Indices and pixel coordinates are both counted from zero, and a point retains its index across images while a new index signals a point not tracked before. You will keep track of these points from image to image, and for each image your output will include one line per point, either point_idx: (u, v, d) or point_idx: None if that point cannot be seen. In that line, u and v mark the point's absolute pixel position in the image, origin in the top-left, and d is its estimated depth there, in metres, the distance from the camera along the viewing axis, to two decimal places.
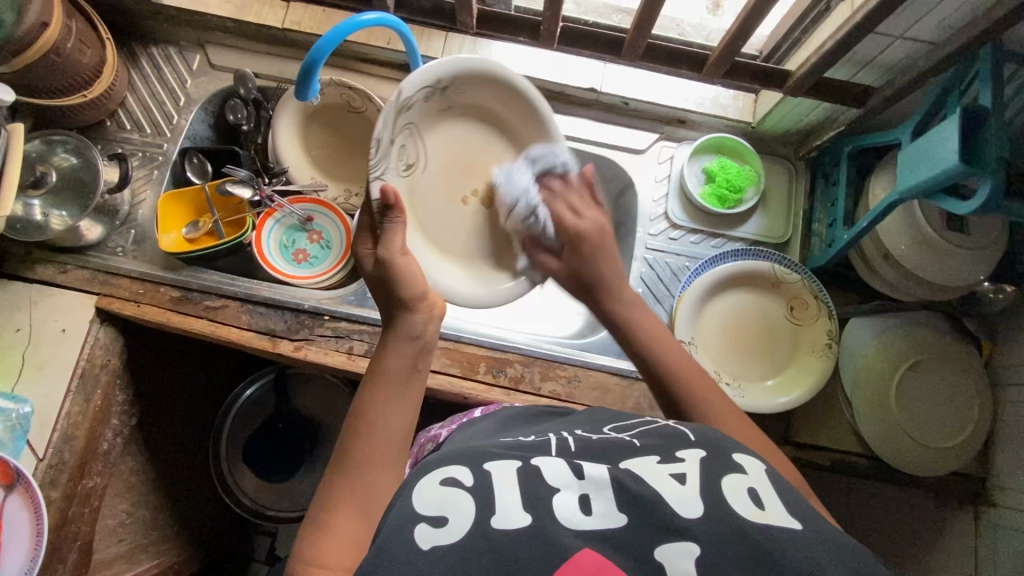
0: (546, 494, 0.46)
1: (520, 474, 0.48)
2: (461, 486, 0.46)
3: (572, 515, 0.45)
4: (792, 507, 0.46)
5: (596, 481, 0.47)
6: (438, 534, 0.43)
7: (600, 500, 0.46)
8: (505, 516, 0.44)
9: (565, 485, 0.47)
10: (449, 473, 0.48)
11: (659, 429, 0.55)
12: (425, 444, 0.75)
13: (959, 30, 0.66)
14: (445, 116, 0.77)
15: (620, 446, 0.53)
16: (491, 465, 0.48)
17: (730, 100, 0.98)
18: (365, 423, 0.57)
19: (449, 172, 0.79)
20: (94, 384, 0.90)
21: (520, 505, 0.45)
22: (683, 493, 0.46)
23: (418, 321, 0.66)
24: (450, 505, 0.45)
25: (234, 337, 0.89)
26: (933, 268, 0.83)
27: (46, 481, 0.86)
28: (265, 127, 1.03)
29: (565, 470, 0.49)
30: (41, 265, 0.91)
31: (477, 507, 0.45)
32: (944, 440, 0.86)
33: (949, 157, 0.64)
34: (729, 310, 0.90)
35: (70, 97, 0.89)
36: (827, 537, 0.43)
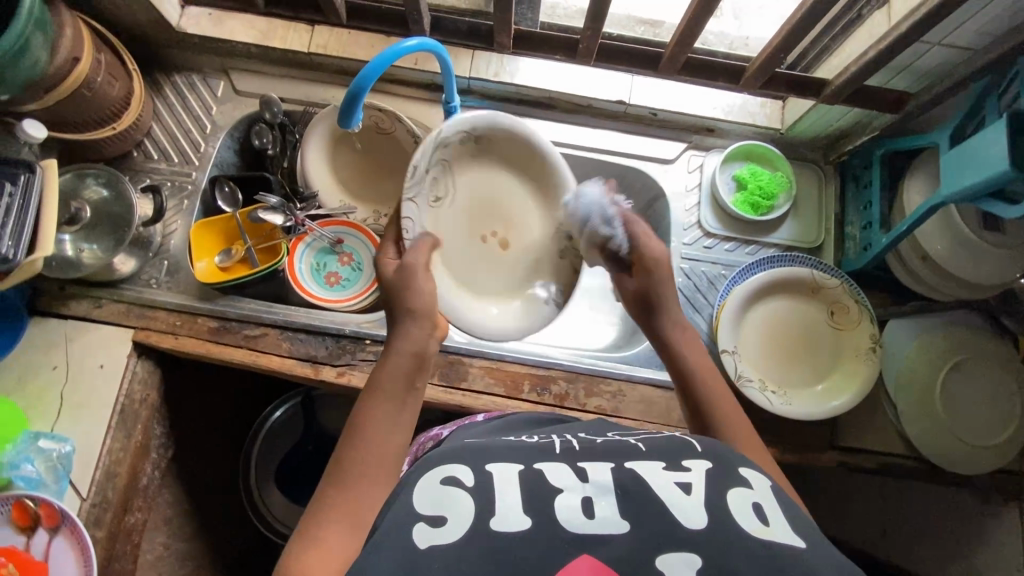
0: (548, 496, 0.45)
1: (522, 476, 0.47)
2: (459, 485, 0.46)
3: (574, 519, 0.44)
4: (796, 526, 0.44)
5: (600, 485, 0.46)
6: (436, 534, 0.43)
7: (603, 504, 0.45)
8: (504, 518, 0.43)
9: (569, 487, 0.46)
10: (450, 472, 0.47)
11: (664, 435, 0.54)
12: (424, 442, 0.73)
13: (1001, 37, 0.67)
14: (477, 161, 0.81)
15: (625, 448, 0.52)
16: (492, 467, 0.48)
17: (758, 107, 0.99)
18: (362, 435, 0.55)
19: (474, 211, 0.82)
20: (134, 420, 0.89)
21: (520, 508, 0.44)
22: (685, 501, 0.45)
23: (421, 333, 0.63)
24: (449, 504, 0.45)
25: (276, 366, 0.88)
26: (972, 268, 0.83)
27: (90, 521, 0.84)
28: (292, 151, 1.02)
29: (569, 473, 0.48)
30: (76, 300, 0.90)
31: (477, 509, 0.44)
32: (990, 439, 0.86)
33: (998, 162, 0.65)
34: (770, 318, 0.91)
35: (100, 131, 0.88)
36: (831, 561, 0.42)
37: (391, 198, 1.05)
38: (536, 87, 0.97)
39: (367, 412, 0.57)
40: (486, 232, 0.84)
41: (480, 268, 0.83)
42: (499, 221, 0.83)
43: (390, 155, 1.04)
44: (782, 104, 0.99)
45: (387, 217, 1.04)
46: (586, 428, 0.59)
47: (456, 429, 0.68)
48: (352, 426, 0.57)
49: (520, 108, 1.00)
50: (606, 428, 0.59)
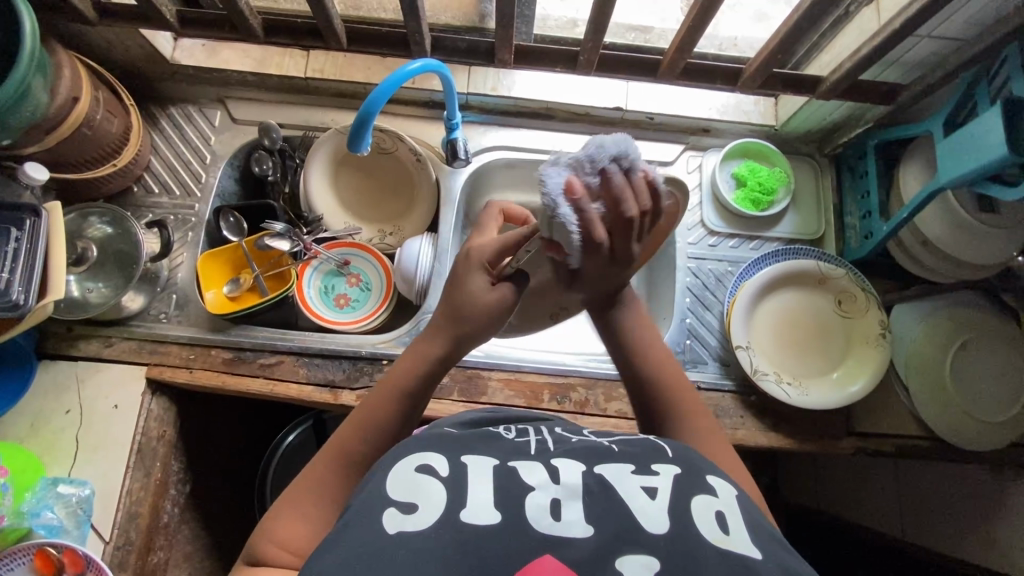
0: (518, 492, 0.46)
1: (495, 470, 0.48)
2: (434, 474, 0.47)
3: (541, 517, 0.44)
4: (756, 537, 0.45)
5: (570, 487, 0.47)
6: (406, 520, 0.43)
7: (570, 506, 0.45)
8: (473, 510, 0.44)
9: (539, 483, 0.47)
10: (424, 460, 0.48)
11: (639, 440, 0.55)
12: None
13: (991, 26, 0.69)
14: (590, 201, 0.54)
15: (598, 451, 0.52)
16: (468, 458, 0.49)
17: (751, 105, 1.01)
18: (360, 422, 0.59)
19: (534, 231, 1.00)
20: (152, 458, 0.88)
21: (491, 502, 0.45)
22: (650, 507, 0.45)
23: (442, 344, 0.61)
24: (421, 492, 0.45)
25: (295, 393, 0.87)
26: (970, 250, 0.85)
27: (114, 564, 0.83)
28: (293, 175, 1.02)
29: (542, 471, 0.48)
30: (85, 340, 0.89)
31: (447, 500, 0.45)
32: (1000, 414, 0.87)
33: (995, 148, 0.67)
34: (780, 310, 0.92)
35: (101, 168, 0.88)
36: (784, 567, 0.43)
37: (396, 217, 1.05)
38: (532, 99, 0.98)
39: (371, 406, 0.60)
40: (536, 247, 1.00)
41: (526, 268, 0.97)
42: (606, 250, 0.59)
43: (392, 174, 1.04)
44: (774, 102, 1.02)
45: (392, 236, 1.04)
46: (563, 429, 0.59)
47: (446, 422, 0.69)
48: (356, 414, 0.60)
49: (518, 120, 1.00)
50: (580, 430, 0.60)
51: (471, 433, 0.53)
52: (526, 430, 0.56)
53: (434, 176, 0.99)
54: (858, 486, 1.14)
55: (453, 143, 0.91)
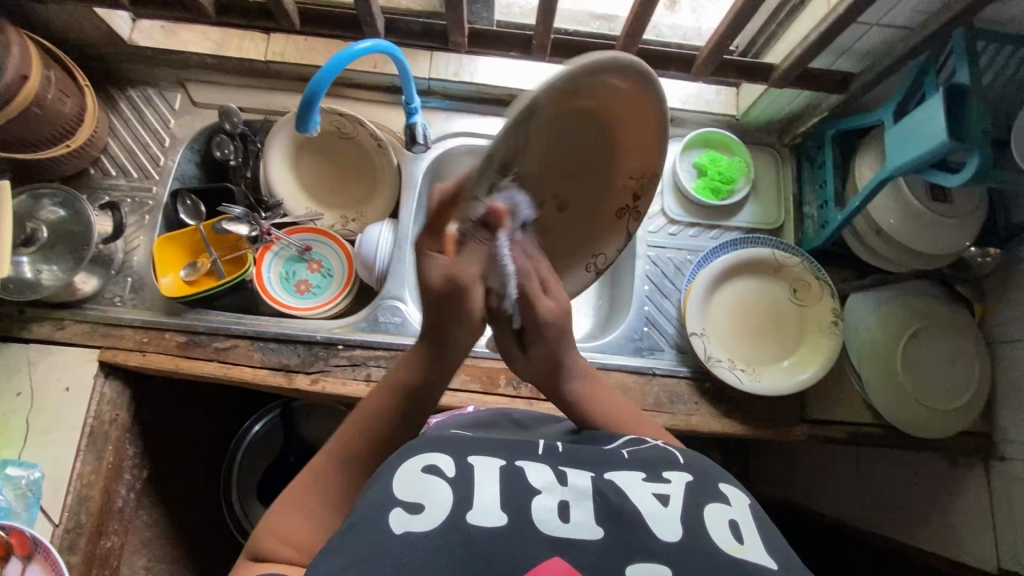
0: (526, 495, 0.45)
1: (502, 471, 0.47)
2: (441, 475, 0.46)
3: (551, 521, 0.44)
4: (769, 545, 0.46)
5: (579, 490, 0.47)
6: (412, 520, 0.43)
7: (580, 509, 0.45)
8: (481, 512, 0.43)
9: (547, 487, 0.46)
10: (431, 461, 0.47)
11: (649, 446, 0.55)
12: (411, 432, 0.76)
13: (933, 14, 0.70)
14: (640, 97, 0.55)
15: (609, 454, 0.52)
16: (474, 459, 0.48)
17: (713, 95, 1.02)
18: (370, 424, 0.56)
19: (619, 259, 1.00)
20: (104, 441, 0.87)
21: (498, 505, 0.44)
22: (664, 514, 0.45)
23: (451, 336, 0.57)
24: (427, 493, 0.45)
25: (249, 377, 0.87)
26: (925, 239, 0.87)
27: (63, 547, 0.82)
28: (254, 160, 1.01)
29: (548, 472, 0.48)
30: (38, 323, 0.88)
31: (454, 500, 0.44)
32: (948, 402, 0.89)
33: (937, 135, 0.67)
34: (735, 298, 0.93)
35: (54, 149, 0.87)
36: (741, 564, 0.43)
37: (359, 202, 1.05)
38: (495, 86, 0.98)
39: (372, 408, 0.57)
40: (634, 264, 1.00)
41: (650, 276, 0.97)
42: (632, 168, 0.64)
43: (354, 160, 1.04)
44: (736, 91, 1.02)
45: (355, 222, 1.04)
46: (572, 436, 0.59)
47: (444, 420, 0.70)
48: (358, 416, 0.57)
49: (481, 107, 1.01)
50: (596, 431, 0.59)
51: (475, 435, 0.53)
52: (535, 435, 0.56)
53: (396, 161, 0.99)
54: (820, 476, 1.15)
55: (413, 127, 0.92)
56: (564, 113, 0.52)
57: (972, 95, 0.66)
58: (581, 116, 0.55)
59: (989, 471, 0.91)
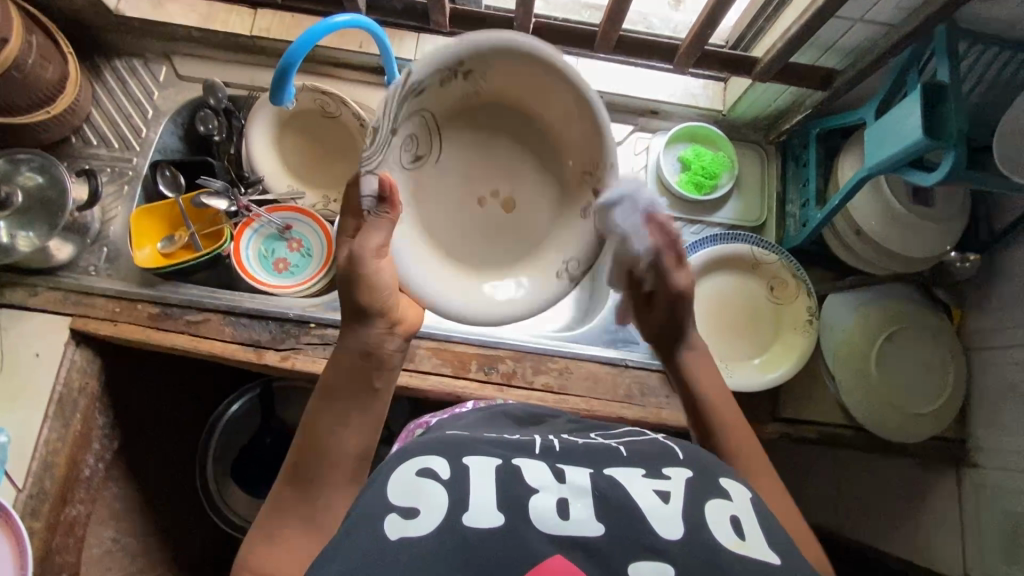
0: (523, 494, 0.46)
1: (499, 471, 0.48)
2: (436, 478, 0.47)
3: (548, 519, 0.44)
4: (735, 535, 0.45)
5: (577, 487, 0.47)
6: (407, 525, 0.43)
7: (578, 505, 0.46)
8: (476, 514, 0.44)
9: (545, 486, 0.47)
10: (427, 464, 0.48)
11: (648, 441, 0.57)
12: (413, 429, 0.74)
13: (913, 11, 0.69)
14: (536, 73, 0.61)
15: (608, 453, 0.53)
16: (469, 461, 0.49)
17: (700, 89, 1.01)
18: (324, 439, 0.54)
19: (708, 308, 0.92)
20: (73, 409, 0.87)
21: (494, 506, 0.45)
22: (664, 511, 0.46)
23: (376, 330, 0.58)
24: (422, 496, 0.45)
25: (219, 351, 0.87)
26: (903, 242, 0.86)
27: (26, 512, 0.82)
28: (238, 137, 1.00)
29: (547, 472, 0.49)
30: (10, 288, 0.87)
31: (450, 502, 0.45)
32: (921, 407, 0.89)
33: (912, 133, 0.67)
34: (711, 296, 0.92)
35: (34, 114, 0.86)
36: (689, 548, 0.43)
37: (341, 183, 1.04)
38: None
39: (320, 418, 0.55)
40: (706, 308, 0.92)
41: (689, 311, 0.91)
42: (573, 163, 0.67)
43: (338, 140, 1.03)
44: (724, 86, 1.01)
45: (337, 202, 1.04)
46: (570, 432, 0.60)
47: (446, 418, 0.70)
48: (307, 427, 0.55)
49: None
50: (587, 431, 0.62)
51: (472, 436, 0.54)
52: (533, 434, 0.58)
53: None
54: None
55: None
56: (467, 97, 0.63)
57: (949, 94, 0.66)
58: (490, 100, 0.64)
59: (959, 478, 0.91)
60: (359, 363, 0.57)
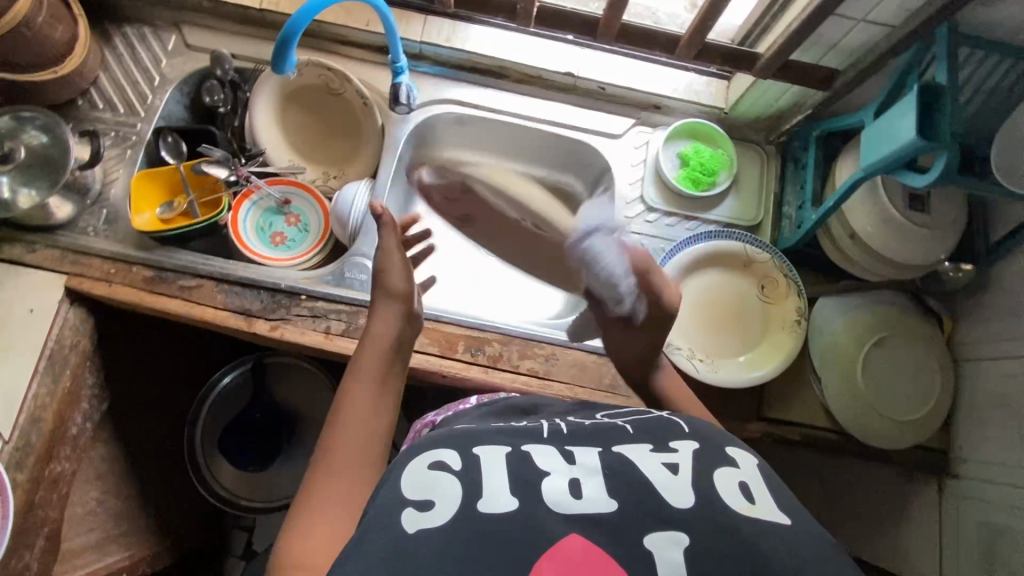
0: (536, 478, 0.47)
1: (509, 458, 0.49)
2: (448, 470, 0.48)
3: (563, 500, 0.45)
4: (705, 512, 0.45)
5: (587, 467, 0.49)
6: (424, 516, 0.43)
7: (590, 484, 0.47)
8: (491, 500, 0.45)
9: (556, 470, 0.48)
10: (438, 457, 0.49)
11: (652, 418, 0.58)
12: (420, 428, 0.74)
13: (916, 12, 0.69)
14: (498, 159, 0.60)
15: (613, 431, 0.54)
16: (480, 451, 0.50)
17: (703, 86, 1.02)
18: (353, 420, 0.58)
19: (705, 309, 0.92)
20: (63, 365, 0.88)
21: (509, 490, 0.46)
22: (674, 482, 0.47)
23: (395, 321, 0.69)
24: (435, 488, 0.46)
25: (210, 317, 0.88)
26: (897, 247, 0.86)
27: (11, 464, 0.83)
28: (242, 109, 1.03)
29: (556, 456, 0.50)
30: (10, 244, 0.89)
31: (464, 490, 0.46)
32: (907, 414, 0.89)
33: (908, 134, 0.67)
34: (700, 293, 0.92)
35: (42, 73, 0.88)
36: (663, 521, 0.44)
37: (341, 161, 1.06)
38: (485, 56, 0.99)
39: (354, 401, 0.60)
40: (712, 319, 0.92)
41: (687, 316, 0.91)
42: None
43: (340, 118, 1.05)
44: (727, 84, 1.02)
45: (335, 178, 1.06)
46: (575, 416, 0.61)
47: (450, 414, 0.68)
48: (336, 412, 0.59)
49: (472, 76, 1.01)
50: (594, 411, 0.62)
51: (482, 428, 0.55)
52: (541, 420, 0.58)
53: (380, 121, 0.99)
54: None
55: (398, 87, 0.92)
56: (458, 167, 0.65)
57: (946, 97, 0.66)
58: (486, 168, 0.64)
59: (940, 487, 0.91)
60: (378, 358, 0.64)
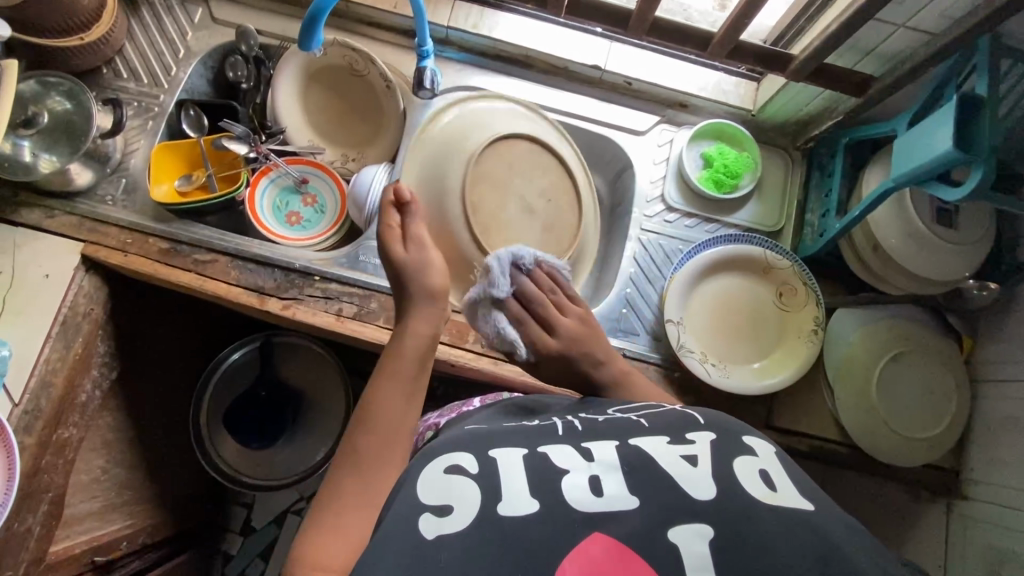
0: (554, 477, 0.47)
1: (527, 459, 0.48)
2: (465, 473, 0.47)
3: (584, 498, 0.45)
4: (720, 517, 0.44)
5: (606, 464, 0.48)
6: (442, 523, 0.43)
7: (610, 481, 0.47)
8: (511, 502, 0.44)
9: (574, 467, 0.48)
10: (454, 461, 0.48)
11: (666, 411, 0.57)
12: (424, 431, 0.73)
13: (960, 19, 0.67)
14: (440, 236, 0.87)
15: (629, 426, 0.53)
16: (496, 453, 0.49)
17: (732, 86, 1.00)
18: (377, 418, 0.57)
19: (720, 316, 0.90)
20: (76, 332, 0.88)
21: (527, 491, 0.45)
22: (694, 475, 0.47)
23: (434, 316, 0.67)
24: (454, 494, 0.45)
25: (223, 291, 0.87)
26: (921, 262, 0.84)
27: (20, 427, 0.83)
28: (265, 86, 1.02)
29: (575, 454, 0.49)
30: (28, 208, 0.89)
31: (483, 495, 0.45)
32: (921, 432, 0.87)
33: (943, 146, 0.66)
34: (716, 297, 0.91)
35: (68, 39, 0.88)
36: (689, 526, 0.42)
37: (360, 143, 1.05)
38: (513, 44, 0.98)
39: (383, 400, 0.58)
40: (731, 325, 0.90)
41: (697, 318, 0.90)
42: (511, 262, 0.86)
43: (361, 100, 1.04)
44: (756, 85, 1.00)
45: (355, 161, 1.04)
46: (586, 410, 0.60)
47: (456, 417, 0.67)
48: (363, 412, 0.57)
49: (497, 64, 1.00)
50: (607, 405, 0.61)
51: (497, 427, 0.54)
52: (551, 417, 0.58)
53: (402, 105, 0.98)
54: None
55: (422, 71, 0.91)
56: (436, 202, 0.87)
57: (986, 109, 0.64)
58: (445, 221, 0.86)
59: (949, 508, 0.89)
60: (410, 355, 0.63)
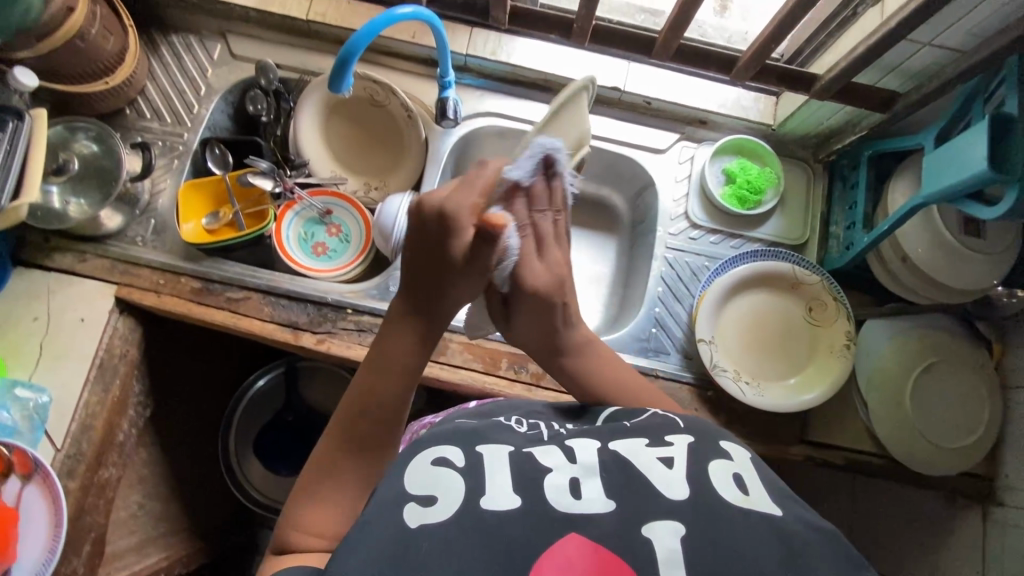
0: (538, 475, 0.47)
1: (512, 458, 0.49)
2: (451, 466, 0.47)
3: (562, 496, 0.45)
4: None
5: (586, 466, 0.48)
6: (425, 513, 0.43)
7: (589, 485, 0.46)
8: (494, 498, 0.45)
9: (557, 466, 0.48)
10: (440, 453, 0.49)
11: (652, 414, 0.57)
12: (416, 430, 0.72)
13: (989, 38, 0.68)
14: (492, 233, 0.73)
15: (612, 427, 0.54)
16: (483, 448, 0.49)
17: (751, 101, 1.00)
18: (374, 390, 0.55)
19: (749, 326, 0.91)
20: (113, 374, 0.89)
21: (510, 488, 0.45)
22: (667, 475, 0.47)
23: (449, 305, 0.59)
24: (437, 486, 0.45)
25: (257, 329, 0.88)
26: (949, 272, 0.84)
27: (63, 471, 0.83)
28: (285, 119, 1.03)
29: (558, 454, 0.49)
30: (61, 253, 0.90)
31: (466, 489, 0.45)
32: (955, 441, 0.87)
33: (977, 162, 0.66)
34: (748, 313, 0.92)
35: (91, 84, 0.88)
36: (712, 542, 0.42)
37: (382, 171, 1.06)
38: (532, 68, 0.98)
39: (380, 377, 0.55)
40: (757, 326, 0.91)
41: (731, 332, 0.91)
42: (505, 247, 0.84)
43: (383, 128, 1.05)
44: (776, 100, 1.00)
45: (377, 190, 1.05)
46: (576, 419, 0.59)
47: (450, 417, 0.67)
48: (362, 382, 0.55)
49: (516, 88, 1.00)
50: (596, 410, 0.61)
51: (483, 423, 0.54)
52: (536, 424, 0.57)
53: (424, 134, 0.99)
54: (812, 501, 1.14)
55: (444, 101, 0.91)
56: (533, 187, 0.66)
57: (1017, 126, 0.65)
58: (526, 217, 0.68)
59: (985, 514, 0.89)
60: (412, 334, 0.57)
